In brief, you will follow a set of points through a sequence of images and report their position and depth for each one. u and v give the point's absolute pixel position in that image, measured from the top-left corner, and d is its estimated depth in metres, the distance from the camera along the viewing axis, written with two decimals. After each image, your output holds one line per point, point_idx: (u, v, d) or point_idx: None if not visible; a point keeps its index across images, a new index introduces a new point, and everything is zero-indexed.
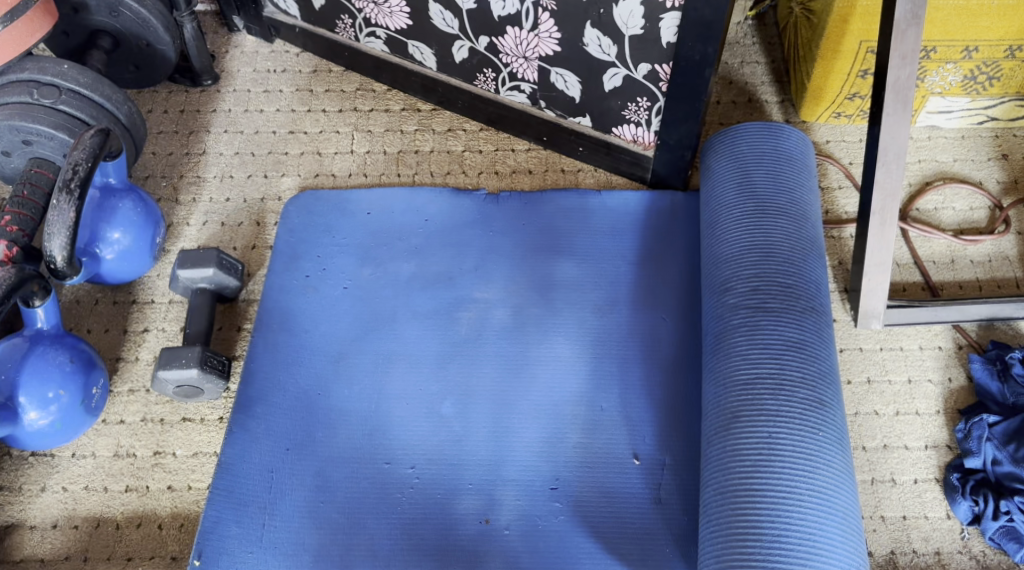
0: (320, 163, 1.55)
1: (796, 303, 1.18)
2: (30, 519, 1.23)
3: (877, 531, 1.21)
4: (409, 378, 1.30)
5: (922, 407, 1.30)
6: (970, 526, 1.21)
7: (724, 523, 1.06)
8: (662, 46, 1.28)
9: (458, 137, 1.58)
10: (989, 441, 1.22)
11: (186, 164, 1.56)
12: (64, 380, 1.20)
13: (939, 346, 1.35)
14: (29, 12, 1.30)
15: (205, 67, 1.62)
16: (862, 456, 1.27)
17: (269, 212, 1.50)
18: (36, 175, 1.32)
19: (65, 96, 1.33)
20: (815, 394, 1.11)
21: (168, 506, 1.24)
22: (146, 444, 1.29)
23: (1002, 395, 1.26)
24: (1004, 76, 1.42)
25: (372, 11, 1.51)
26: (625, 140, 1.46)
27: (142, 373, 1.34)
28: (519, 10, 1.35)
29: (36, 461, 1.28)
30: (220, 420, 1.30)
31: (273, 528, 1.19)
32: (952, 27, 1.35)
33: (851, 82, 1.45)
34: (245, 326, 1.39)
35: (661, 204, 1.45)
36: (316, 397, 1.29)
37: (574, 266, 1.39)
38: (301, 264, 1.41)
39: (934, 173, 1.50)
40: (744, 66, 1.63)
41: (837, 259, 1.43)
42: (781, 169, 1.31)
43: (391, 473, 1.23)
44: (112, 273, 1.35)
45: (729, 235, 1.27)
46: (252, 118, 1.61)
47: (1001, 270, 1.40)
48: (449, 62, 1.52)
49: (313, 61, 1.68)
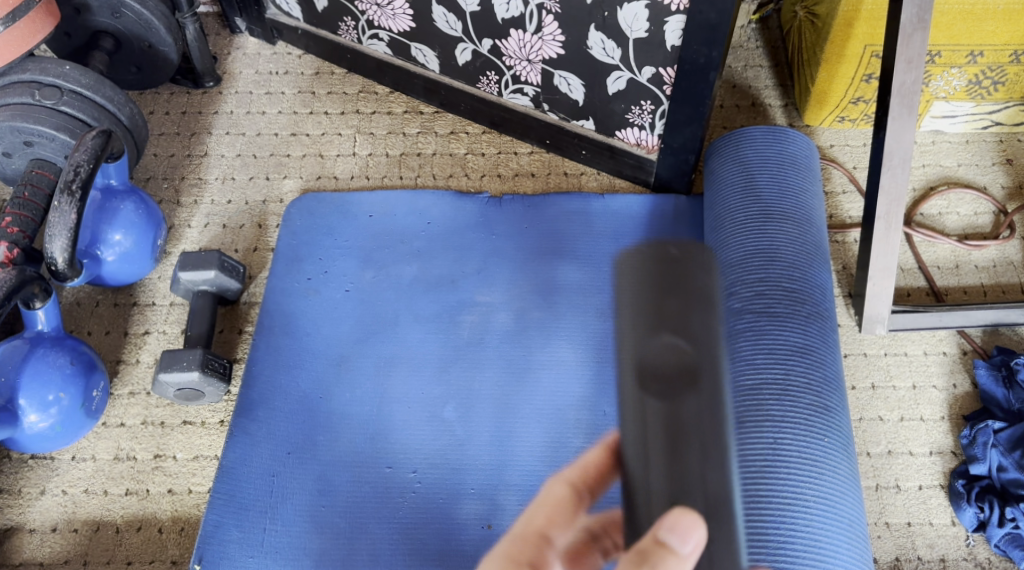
0: (322, 165, 1.55)
1: (801, 308, 1.18)
2: (30, 522, 1.23)
3: (882, 538, 1.21)
4: (411, 382, 1.29)
5: (926, 413, 1.29)
6: (975, 533, 1.20)
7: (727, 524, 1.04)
8: (667, 50, 1.27)
9: (460, 140, 1.57)
10: (995, 447, 1.21)
11: (188, 166, 1.55)
12: (64, 383, 1.20)
13: (944, 351, 1.34)
14: (31, 13, 1.29)
15: (206, 69, 1.61)
16: (866, 462, 1.26)
17: (271, 214, 1.49)
18: (37, 177, 1.31)
19: (66, 97, 1.33)
20: (820, 400, 1.11)
21: (168, 510, 1.24)
22: (147, 447, 1.28)
23: (1007, 401, 1.26)
24: (1009, 81, 1.41)
25: (375, 13, 1.50)
26: (628, 143, 1.45)
27: (142, 376, 1.34)
28: (523, 13, 1.34)
29: (36, 464, 1.27)
30: (221, 423, 1.29)
31: (274, 533, 1.18)
32: (957, 31, 1.34)
33: (856, 86, 1.45)
34: (246, 328, 1.38)
35: (665, 207, 1.45)
36: (317, 401, 1.28)
37: (577, 269, 1.39)
38: (303, 266, 1.40)
39: (938, 178, 1.49)
40: (747, 70, 1.63)
41: (841, 264, 1.42)
42: (785, 172, 1.30)
43: (392, 477, 1.22)
44: (113, 275, 1.35)
45: (733, 239, 1.26)
46: (254, 120, 1.60)
47: (1005, 275, 1.40)
48: (452, 64, 1.51)
49: (315, 62, 1.67)
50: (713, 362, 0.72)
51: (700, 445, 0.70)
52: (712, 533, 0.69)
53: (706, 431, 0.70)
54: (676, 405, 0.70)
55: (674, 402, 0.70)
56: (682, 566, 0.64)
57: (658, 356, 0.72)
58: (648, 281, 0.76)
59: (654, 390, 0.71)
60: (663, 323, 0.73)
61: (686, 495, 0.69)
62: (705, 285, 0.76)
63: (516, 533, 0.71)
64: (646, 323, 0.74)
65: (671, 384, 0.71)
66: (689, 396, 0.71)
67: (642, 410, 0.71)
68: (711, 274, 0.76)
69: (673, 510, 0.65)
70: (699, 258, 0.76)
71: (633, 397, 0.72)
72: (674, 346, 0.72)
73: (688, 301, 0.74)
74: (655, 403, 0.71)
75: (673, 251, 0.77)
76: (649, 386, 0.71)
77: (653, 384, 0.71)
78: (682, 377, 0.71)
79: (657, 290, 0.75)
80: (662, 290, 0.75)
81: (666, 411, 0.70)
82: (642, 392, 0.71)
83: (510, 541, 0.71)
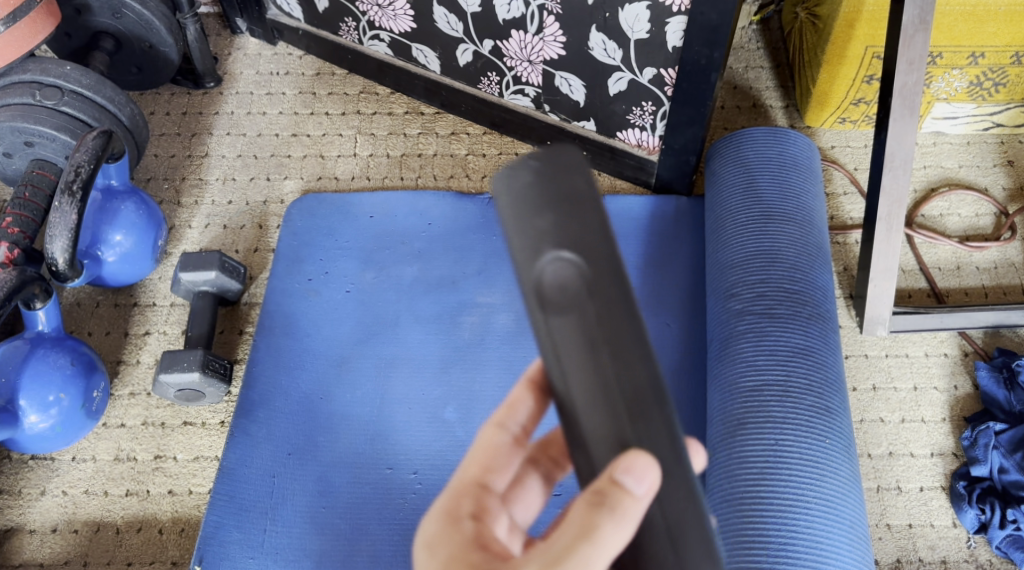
0: (323, 166, 1.55)
1: (802, 309, 1.18)
2: (29, 523, 1.23)
3: (883, 540, 1.21)
4: (411, 382, 1.29)
5: (928, 414, 1.29)
6: (976, 535, 1.20)
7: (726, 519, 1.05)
8: (668, 51, 1.27)
9: (461, 141, 1.57)
10: (996, 448, 1.21)
11: (188, 167, 1.55)
12: (64, 384, 1.19)
13: (945, 353, 1.34)
14: (32, 13, 1.29)
15: (207, 70, 1.61)
16: (867, 464, 1.26)
17: (272, 215, 1.49)
18: (38, 177, 1.31)
19: (67, 97, 1.32)
20: (821, 401, 1.11)
21: (169, 511, 1.23)
22: (147, 447, 1.28)
23: (1009, 403, 1.25)
24: (1010, 82, 1.41)
25: (376, 14, 1.50)
26: (629, 144, 1.45)
27: (142, 377, 1.33)
28: (524, 14, 1.34)
29: (36, 465, 1.27)
30: (221, 424, 1.29)
31: (274, 534, 1.18)
32: (958, 32, 1.34)
33: (857, 87, 1.44)
34: (247, 329, 1.38)
35: (666, 208, 1.45)
36: (317, 401, 1.28)
37: None
38: (304, 267, 1.40)
39: (939, 179, 1.49)
40: (748, 71, 1.63)
41: (842, 266, 1.42)
42: (786, 174, 1.30)
43: (392, 478, 1.22)
44: (113, 275, 1.35)
45: (734, 240, 1.26)
46: (255, 121, 1.60)
47: (1007, 277, 1.40)
48: (453, 65, 1.51)
49: (316, 63, 1.67)
50: (604, 258, 0.66)
51: (615, 351, 0.65)
52: (648, 428, 0.64)
53: (622, 333, 0.65)
54: (582, 313, 0.65)
55: (578, 317, 0.65)
56: (639, 507, 0.62)
57: (555, 276, 0.66)
58: (529, 195, 0.67)
59: (551, 308, 0.66)
60: (543, 237, 0.66)
61: (613, 410, 0.64)
62: (586, 183, 0.68)
63: (453, 488, 0.68)
64: (523, 243, 0.67)
65: (571, 298, 0.66)
66: (593, 303, 0.65)
67: (552, 333, 0.66)
68: (582, 170, 0.68)
69: (628, 451, 0.62)
70: (569, 161, 0.68)
71: (538, 318, 0.67)
72: (563, 261, 0.66)
73: (567, 204, 0.67)
74: (563, 328, 0.66)
75: (536, 166, 0.68)
76: (553, 308, 0.66)
77: (555, 307, 0.66)
78: (581, 287, 0.65)
79: (528, 205, 0.67)
80: (534, 203, 0.67)
81: (577, 328, 0.65)
82: (546, 313, 0.66)
83: (449, 497, 0.68)
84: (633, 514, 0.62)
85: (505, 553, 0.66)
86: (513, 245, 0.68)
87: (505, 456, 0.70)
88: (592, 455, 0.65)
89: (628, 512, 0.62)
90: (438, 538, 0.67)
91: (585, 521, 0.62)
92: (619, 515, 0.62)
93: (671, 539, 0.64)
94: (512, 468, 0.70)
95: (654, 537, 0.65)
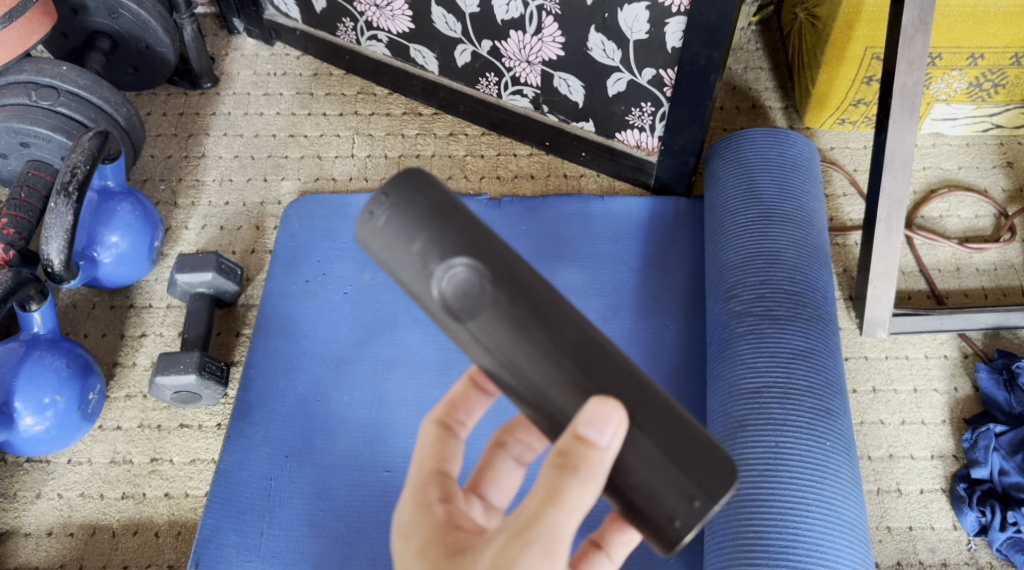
0: (320, 166, 1.54)
1: (803, 311, 1.17)
2: (25, 526, 1.22)
3: (883, 542, 1.20)
4: (409, 384, 1.28)
5: (928, 416, 1.29)
6: (977, 537, 1.19)
7: (723, 515, 1.05)
8: (668, 51, 1.27)
9: (459, 141, 1.56)
10: (996, 450, 1.20)
11: (185, 168, 1.54)
12: (60, 386, 1.19)
13: (945, 355, 1.33)
14: (28, 13, 1.28)
15: (204, 70, 1.60)
16: (867, 466, 1.25)
17: (269, 216, 1.48)
18: (34, 178, 1.31)
19: (63, 98, 1.32)
20: (822, 403, 1.10)
21: (165, 514, 1.23)
22: (143, 450, 1.27)
23: (1009, 405, 1.25)
24: (1010, 84, 1.41)
25: (374, 14, 1.50)
26: (628, 145, 1.45)
27: (138, 379, 1.33)
28: (522, 14, 1.34)
29: (31, 468, 1.26)
30: (218, 427, 1.28)
31: (271, 537, 1.17)
32: (958, 33, 1.34)
33: (856, 88, 1.44)
34: (244, 330, 1.37)
35: (665, 209, 1.44)
36: (315, 403, 1.27)
37: (577, 271, 1.38)
38: (301, 269, 1.40)
39: (939, 180, 1.49)
40: (747, 72, 1.62)
41: (841, 267, 1.42)
42: (787, 175, 1.30)
43: (390, 481, 1.21)
44: (109, 277, 1.34)
45: (734, 242, 1.25)
46: (252, 121, 1.59)
47: (1006, 278, 1.39)
48: (451, 66, 1.51)
49: (313, 64, 1.67)
50: (489, 248, 0.74)
51: (540, 321, 0.73)
52: (601, 373, 0.73)
53: (539, 303, 0.73)
54: (492, 306, 0.73)
55: (490, 310, 0.73)
56: (605, 455, 0.69)
57: (454, 289, 0.73)
58: (397, 229, 0.74)
59: (462, 314, 0.74)
60: (427, 256, 0.74)
61: (564, 368, 0.73)
62: (442, 193, 0.75)
63: (417, 480, 0.77)
64: (413, 269, 0.74)
65: (476, 299, 0.73)
66: (499, 294, 0.73)
67: (475, 334, 0.74)
68: (435, 182, 0.76)
69: (590, 402, 0.70)
70: (416, 179, 0.76)
71: (459, 330, 0.74)
72: (455, 267, 0.73)
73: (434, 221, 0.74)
74: (484, 326, 0.73)
75: (388, 202, 0.75)
76: (465, 315, 0.74)
77: (468, 311, 0.74)
78: (480, 286, 0.73)
79: (404, 233, 0.74)
80: (406, 231, 0.74)
81: (495, 318, 0.73)
82: (463, 322, 0.74)
83: (415, 488, 0.77)
84: (597, 466, 0.69)
85: (477, 529, 0.75)
86: (406, 276, 0.75)
87: (452, 446, 0.79)
88: (562, 418, 0.73)
89: (592, 468, 0.69)
90: (411, 524, 0.76)
91: (552, 485, 0.69)
92: (584, 473, 0.69)
93: (668, 459, 0.71)
94: (460, 454, 0.79)
95: (654, 467, 0.72)
